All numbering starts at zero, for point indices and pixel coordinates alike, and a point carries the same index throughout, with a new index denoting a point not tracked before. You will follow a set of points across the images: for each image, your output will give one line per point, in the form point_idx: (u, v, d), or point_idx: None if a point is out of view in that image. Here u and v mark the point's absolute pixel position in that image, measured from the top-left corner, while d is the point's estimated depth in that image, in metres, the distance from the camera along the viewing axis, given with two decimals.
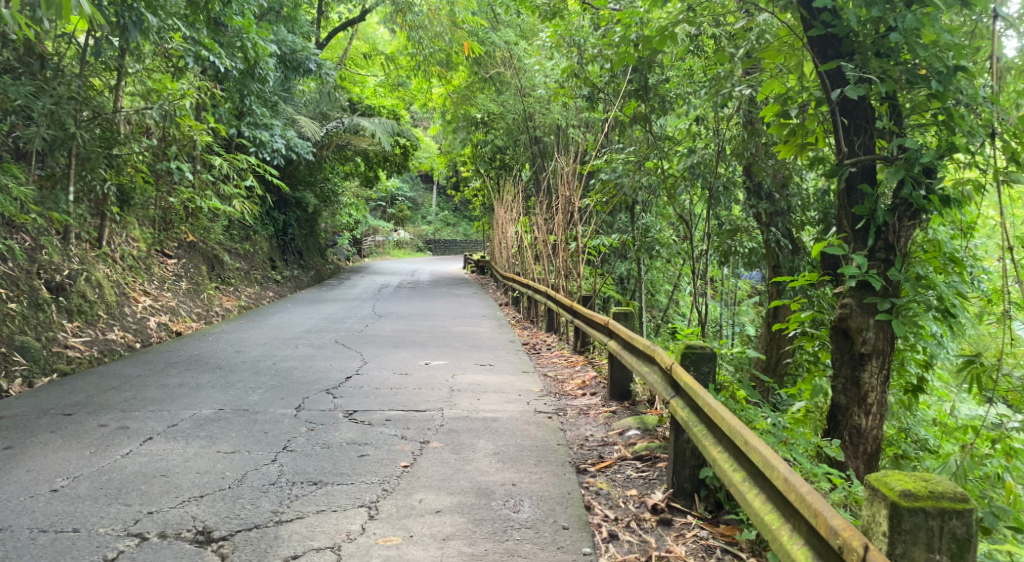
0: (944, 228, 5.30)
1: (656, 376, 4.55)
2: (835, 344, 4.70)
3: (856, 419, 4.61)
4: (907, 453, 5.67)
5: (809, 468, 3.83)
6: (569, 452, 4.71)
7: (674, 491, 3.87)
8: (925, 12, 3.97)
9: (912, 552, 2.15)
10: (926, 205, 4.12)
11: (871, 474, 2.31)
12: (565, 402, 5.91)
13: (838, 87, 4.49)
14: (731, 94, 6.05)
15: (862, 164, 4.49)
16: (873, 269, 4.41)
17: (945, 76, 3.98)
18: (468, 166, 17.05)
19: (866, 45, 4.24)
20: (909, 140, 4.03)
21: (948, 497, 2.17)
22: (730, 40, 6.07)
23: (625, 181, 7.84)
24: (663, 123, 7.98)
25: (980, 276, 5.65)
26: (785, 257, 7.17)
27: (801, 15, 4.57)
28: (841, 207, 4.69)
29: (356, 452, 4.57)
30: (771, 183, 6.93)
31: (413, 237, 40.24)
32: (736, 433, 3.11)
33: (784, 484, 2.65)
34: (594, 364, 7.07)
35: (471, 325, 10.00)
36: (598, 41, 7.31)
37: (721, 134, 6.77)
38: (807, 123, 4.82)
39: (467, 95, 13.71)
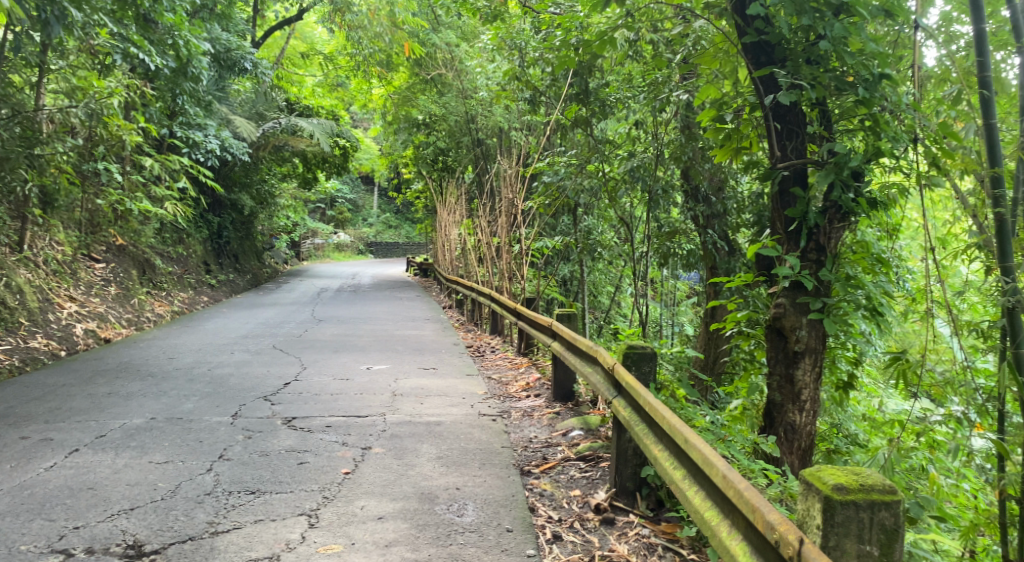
0: (871, 229, 5.50)
1: (598, 376, 4.59)
2: (770, 343, 4.81)
3: (790, 416, 4.74)
4: (838, 448, 5.86)
5: (746, 465, 3.93)
6: (512, 454, 4.71)
7: (616, 490, 3.91)
8: (851, 21, 4.14)
9: (844, 544, 2.21)
10: (855, 208, 4.26)
11: (804, 469, 2.37)
12: (509, 404, 5.91)
13: (771, 92, 4.60)
14: (669, 99, 6.19)
15: (794, 168, 4.61)
16: (806, 270, 4.55)
17: (871, 83, 4.13)
18: (411, 168, 16.95)
19: (798, 52, 4.34)
20: (839, 144, 4.18)
21: (877, 489, 2.24)
22: (667, 46, 6.19)
23: (566, 184, 7.91)
24: (604, 127, 8.07)
25: (905, 277, 5.89)
26: (722, 258, 7.29)
27: (735, 21, 4.65)
28: (774, 209, 4.83)
29: (295, 459, 4.48)
30: (708, 186, 7.09)
31: (354, 240, 39.75)
32: (676, 431, 3.16)
33: (722, 481, 2.71)
34: (538, 366, 7.10)
35: (414, 328, 9.92)
36: (539, 45, 7.36)
37: (660, 139, 6.93)
38: (741, 128, 4.93)
39: (409, 96, 13.39)
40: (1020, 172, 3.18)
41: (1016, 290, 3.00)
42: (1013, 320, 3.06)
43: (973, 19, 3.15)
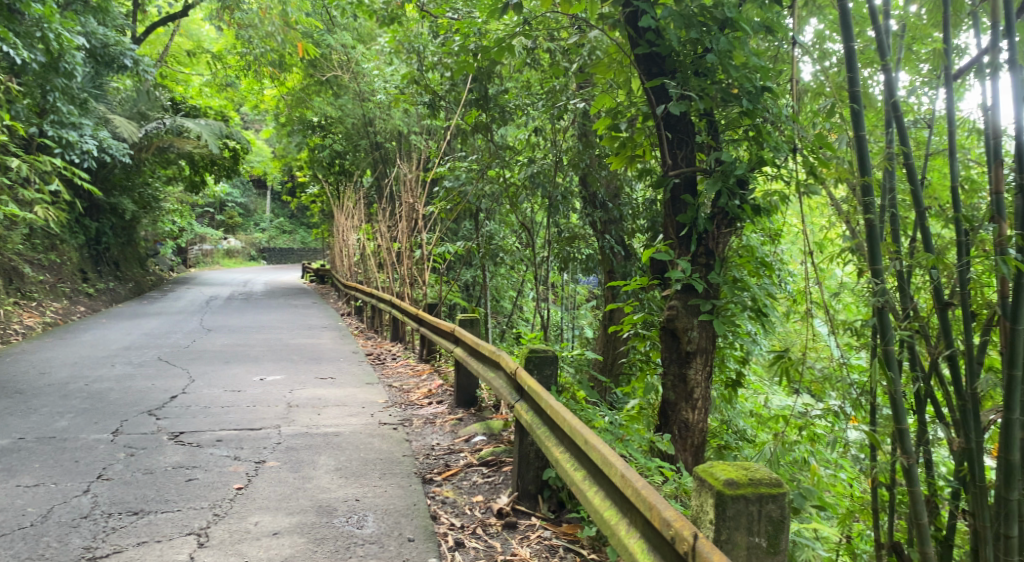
0: (756, 234, 5.77)
1: (500, 381, 4.59)
2: (665, 343, 4.95)
3: (684, 414, 4.90)
4: (728, 444, 6.11)
5: (643, 463, 4.02)
6: (414, 462, 4.65)
7: (519, 494, 3.93)
8: (736, 36, 4.37)
9: (735, 537, 2.29)
10: (740, 214, 4.48)
11: (698, 466, 2.45)
12: (410, 412, 5.84)
13: (663, 102, 4.75)
14: (567, 107, 6.33)
15: (685, 176, 4.77)
16: (697, 273, 4.74)
17: (755, 95, 4.36)
18: (306, 172, 16.58)
19: (687, 64, 4.52)
20: (725, 154, 4.37)
21: (765, 483, 2.33)
22: (563, 55, 6.29)
23: (468, 189, 7.80)
24: (503, 132, 8.12)
25: (787, 278, 6.23)
26: (619, 263, 7.40)
27: (627, 33, 4.75)
28: (667, 216, 4.96)
29: (183, 476, 4.26)
30: (604, 193, 7.22)
31: (246, 245, 38.37)
32: (576, 433, 3.20)
33: (620, 480, 2.76)
34: (440, 372, 7.06)
35: (311, 337, 9.66)
36: (438, 50, 7.36)
37: (558, 146, 7.15)
38: (636, 136, 5.10)
39: (303, 97, 13.13)
40: (886, 180, 3.41)
41: (885, 290, 3.10)
42: (882, 319, 3.14)
43: (843, 36, 3.28)
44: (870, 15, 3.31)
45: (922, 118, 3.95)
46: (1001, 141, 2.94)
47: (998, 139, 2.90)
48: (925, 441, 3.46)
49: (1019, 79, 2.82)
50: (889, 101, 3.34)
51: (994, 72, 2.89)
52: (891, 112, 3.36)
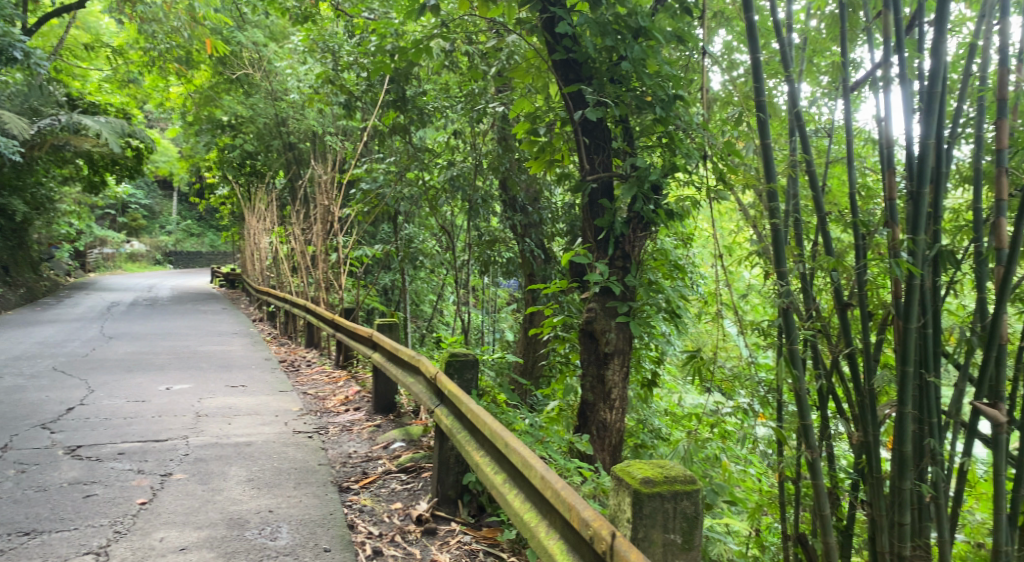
0: (670, 238, 5.89)
1: (420, 386, 4.54)
2: (584, 345, 5.02)
3: (602, 414, 4.96)
4: (645, 443, 6.25)
5: (563, 464, 4.05)
6: (330, 471, 4.54)
7: (438, 499, 3.89)
8: (649, 45, 4.49)
9: (651, 534, 2.32)
10: (655, 218, 4.59)
11: (616, 465, 2.48)
12: (327, 419, 5.70)
13: (580, 108, 4.81)
14: (486, 110, 6.33)
15: (602, 180, 4.86)
16: (614, 276, 4.82)
17: (667, 103, 4.45)
18: (215, 173, 16.02)
19: (602, 71, 4.59)
20: (640, 159, 4.47)
21: (679, 480, 2.37)
22: (482, 59, 6.26)
23: (386, 192, 7.71)
24: (422, 135, 8.05)
25: (698, 281, 6.41)
26: (539, 266, 7.48)
27: (545, 38, 4.76)
28: (585, 220, 5.02)
29: (81, 493, 4.03)
30: (524, 197, 7.35)
31: (151, 250, 36.74)
32: (497, 436, 3.19)
33: (540, 482, 2.77)
34: (358, 379, 6.92)
35: (221, 344, 9.32)
36: (354, 50, 7.24)
37: (478, 149, 7.13)
38: (554, 141, 5.12)
39: (212, 95, 12.56)
40: (790, 187, 3.55)
41: (789, 291, 3.23)
42: (787, 319, 3.24)
43: (749, 48, 3.36)
44: (773, 29, 3.42)
45: (822, 127, 4.15)
46: (894, 150, 3.10)
47: (890, 149, 3.05)
48: (827, 436, 3.62)
49: (908, 93, 2.99)
50: (792, 111, 3.46)
51: (886, 85, 3.06)
52: (795, 121, 3.48)
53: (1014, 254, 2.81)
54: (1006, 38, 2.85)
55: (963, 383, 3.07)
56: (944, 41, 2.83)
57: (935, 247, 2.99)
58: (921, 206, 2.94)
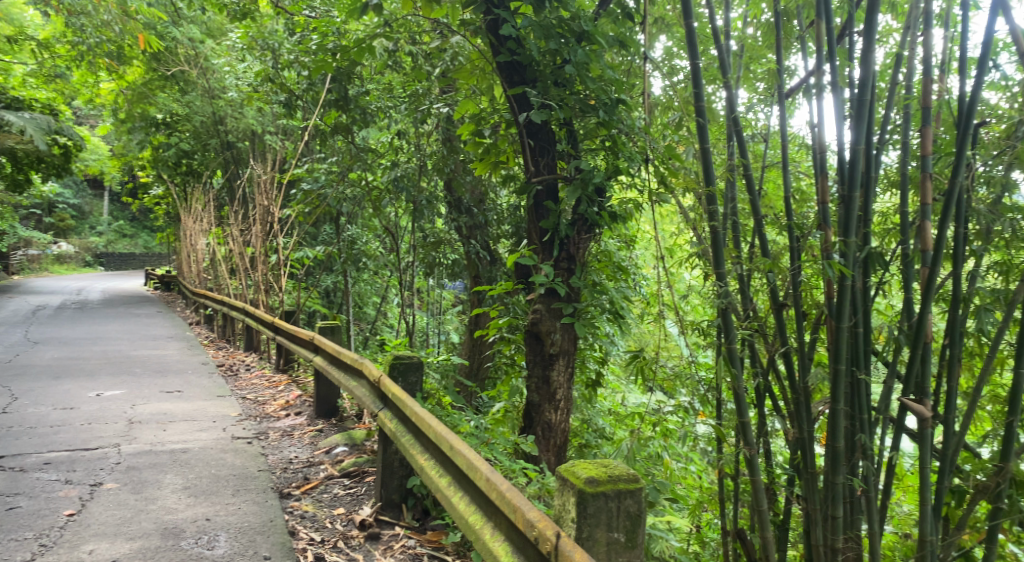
0: (614, 239, 5.95)
1: (363, 389, 4.47)
2: (529, 346, 5.03)
3: (547, 415, 4.99)
4: (589, 442, 6.33)
5: (507, 466, 4.06)
6: (270, 477, 4.44)
7: (382, 503, 3.84)
8: (592, 49, 4.52)
9: (595, 534, 2.34)
10: (599, 220, 4.65)
11: (560, 465, 2.50)
12: (267, 425, 5.57)
13: (524, 111, 4.82)
14: (430, 111, 6.29)
15: (546, 183, 4.88)
16: (559, 277, 4.85)
17: (610, 107, 4.52)
18: (149, 172, 15.55)
19: (546, 74, 4.61)
20: (584, 162, 4.50)
21: (622, 479, 2.40)
22: (426, 59, 6.21)
23: (327, 192, 7.56)
24: (365, 135, 7.94)
25: (641, 282, 6.49)
26: (484, 267, 7.42)
27: (489, 40, 4.75)
28: (530, 221, 5.04)
29: (3, 506, 3.84)
30: (469, 198, 7.32)
31: (80, 251, 35.36)
32: (442, 439, 3.17)
33: (485, 484, 2.75)
34: (299, 383, 6.79)
35: (155, 348, 9.02)
36: (294, 48, 7.09)
37: (422, 150, 7.12)
38: (499, 143, 5.11)
39: (145, 92, 12.04)
40: (728, 191, 3.63)
41: (728, 292, 3.29)
42: (725, 320, 3.30)
43: (688, 54, 3.42)
44: (712, 36, 3.49)
45: (758, 132, 4.26)
46: (826, 155, 3.20)
47: (823, 154, 3.15)
48: (764, 433, 3.72)
49: (839, 100, 3.09)
50: (730, 116, 3.53)
51: (819, 92, 3.15)
52: (733, 127, 3.56)
53: (939, 256, 2.93)
54: (930, 49, 2.97)
55: (891, 380, 3.19)
56: (872, 51, 2.93)
57: (865, 249, 3.10)
58: (852, 210, 3.03)
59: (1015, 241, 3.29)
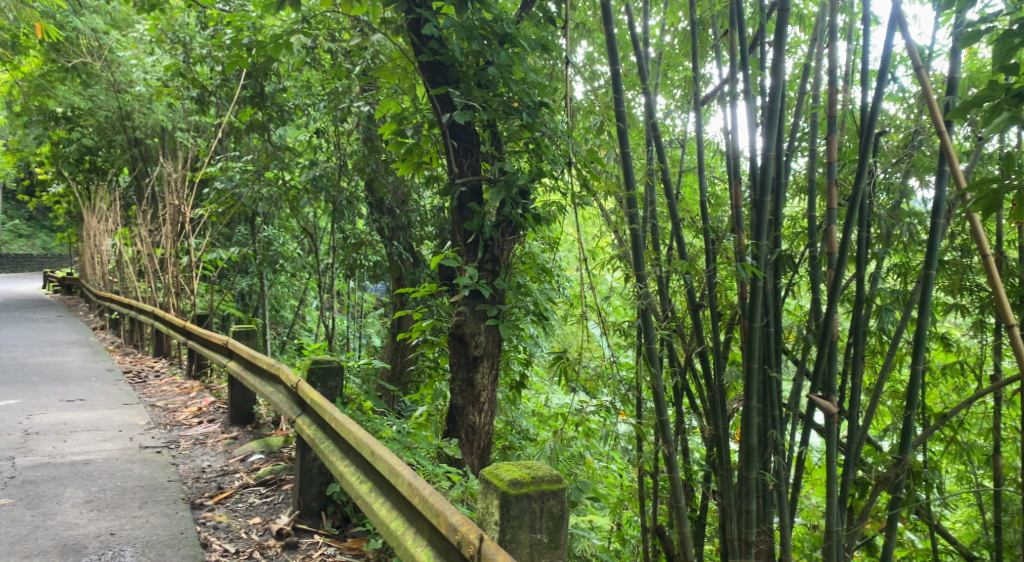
0: (538, 242, 5.98)
1: (280, 394, 4.33)
2: (452, 348, 5.01)
3: (471, 417, 4.97)
4: (513, 444, 6.34)
5: (430, 470, 4.02)
6: (181, 487, 4.25)
7: (300, 511, 3.73)
8: (515, 51, 4.55)
9: (518, 535, 2.33)
10: (522, 222, 4.69)
11: (484, 468, 2.48)
12: (178, 433, 5.34)
13: (447, 111, 4.78)
14: (350, 109, 6.26)
15: (470, 184, 4.86)
16: (483, 279, 4.84)
17: (533, 110, 4.53)
18: (48, 168, 14.69)
19: (469, 75, 4.59)
20: (508, 164, 4.52)
21: (546, 480, 2.40)
22: (345, 57, 6.09)
23: (242, 192, 7.33)
24: (282, 133, 7.74)
25: (564, 284, 6.55)
26: (407, 269, 7.31)
27: (411, 39, 4.69)
28: (454, 223, 5.02)
29: None
30: (392, 199, 7.10)
31: None
32: (362, 445, 3.11)
33: (407, 489, 2.71)
34: (213, 389, 6.53)
35: (55, 354, 8.52)
36: (206, 42, 6.83)
37: (342, 149, 7.01)
38: (422, 143, 5.06)
39: (43, 84, 11.29)
40: (647, 194, 3.71)
41: (648, 294, 3.36)
42: (645, 320, 3.37)
43: (609, 60, 3.47)
44: (631, 42, 3.55)
45: (675, 138, 4.37)
46: (739, 160, 3.31)
47: (737, 160, 3.26)
48: (682, 431, 3.81)
49: (752, 107, 3.20)
50: (649, 122, 3.60)
51: (733, 100, 3.26)
52: (651, 132, 3.62)
53: (843, 259, 3.07)
54: (834, 61, 3.12)
55: (800, 377, 3.32)
56: (782, 62, 3.04)
57: (776, 252, 3.22)
58: (763, 214, 3.15)
59: (913, 244, 3.48)
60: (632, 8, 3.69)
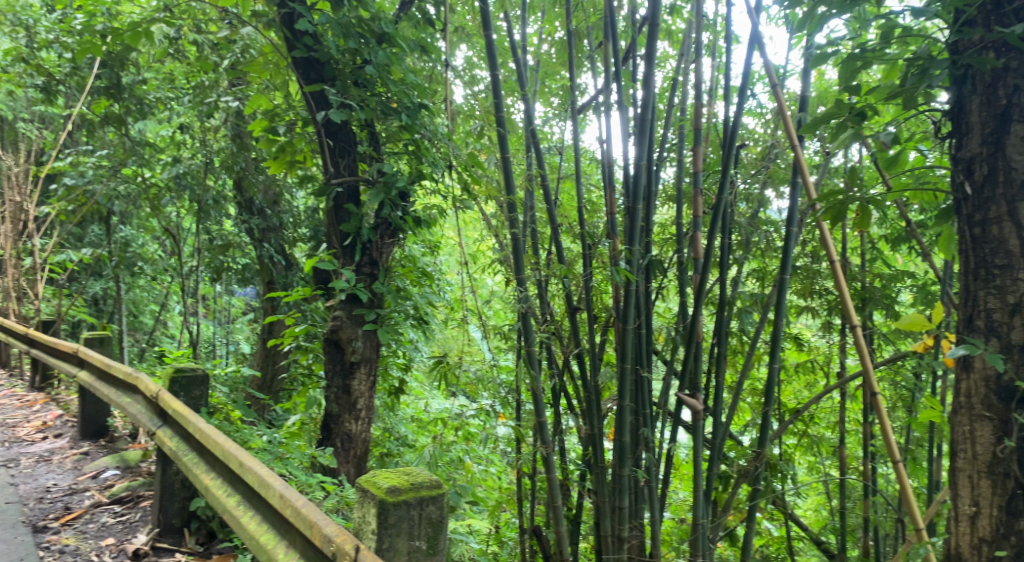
0: (418, 245, 5.92)
1: (138, 405, 4.04)
2: (328, 355, 4.85)
3: (347, 425, 4.83)
4: (390, 451, 6.20)
5: (304, 480, 3.88)
6: (22, 510, 3.87)
7: (159, 529, 3.48)
8: (393, 51, 4.50)
9: (397, 544, 2.28)
10: (402, 224, 4.70)
11: (361, 476, 2.41)
12: (18, 451, 4.86)
13: (322, 109, 4.63)
14: (217, 104, 5.95)
15: (347, 185, 4.73)
16: (361, 283, 4.74)
17: (413, 111, 4.52)
18: None
19: (345, 73, 4.48)
20: (387, 165, 4.49)
21: (425, 486, 2.36)
22: (212, 50, 5.79)
23: (96, 189, 6.77)
24: (142, 127, 7.23)
25: (445, 288, 6.50)
26: (279, 272, 7.01)
27: (283, 34, 4.52)
28: (329, 224, 4.86)
29: None
30: (262, 199, 6.81)
31: None
32: (230, 456, 2.94)
33: (279, 501, 2.59)
34: (60, 401, 5.99)
35: None
36: (53, 26, 6.27)
37: (209, 145, 6.62)
38: (295, 141, 4.84)
39: None
40: (527, 199, 3.77)
41: (528, 297, 3.40)
42: (525, 323, 3.40)
43: (488, 65, 3.48)
44: (510, 49, 3.57)
45: (553, 145, 4.46)
46: (614, 169, 3.42)
47: (611, 168, 3.37)
48: (559, 431, 3.89)
49: (625, 118, 3.31)
50: (527, 128, 3.64)
51: (607, 109, 3.36)
52: (530, 138, 3.67)
53: (709, 263, 3.23)
54: (699, 77, 3.29)
55: (669, 377, 3.46)
56: (652, 75, 3.17)
57: (647, 256, 3.34)
58: (635, 220, 3.28)
59: (770, 251, 3.73)
60: (511, 15, 3.72)
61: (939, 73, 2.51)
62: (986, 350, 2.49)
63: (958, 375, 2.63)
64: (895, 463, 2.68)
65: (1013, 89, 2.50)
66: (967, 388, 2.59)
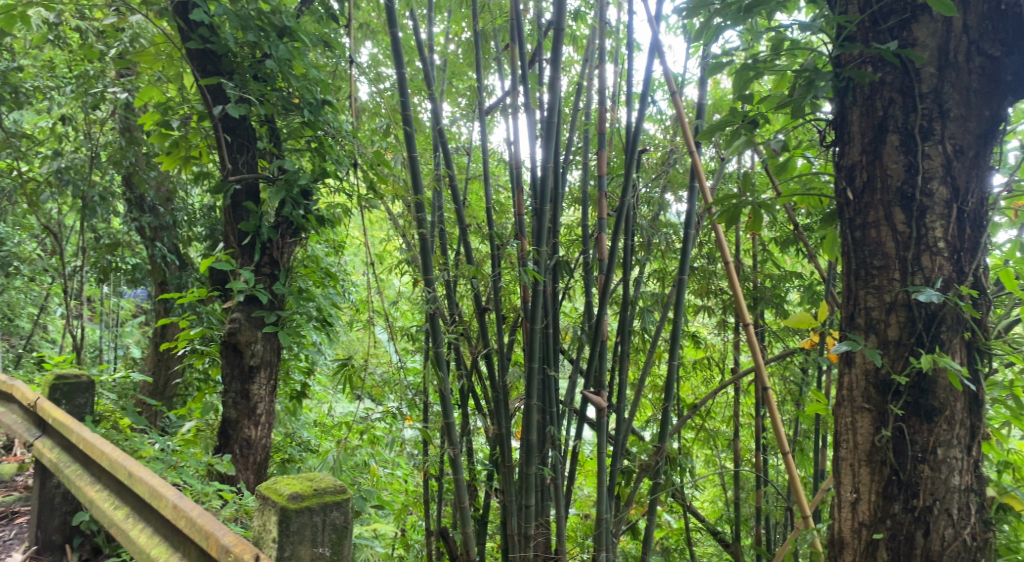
0: (320, 244, 5.78)
1: (14, 415, 3.75)
2: (225, 359, 4.66)
3: (246, 431, 4.65)
4: (292, 456, 6.02)
5: (200, 489, 3.71)
6: None
7: (38, 547, 3.24)
8: (294, 46, 4.37)
9: (299, 551, 2.22)
10: (305, 223, 4.57)
11: (261, 484, 2.33)
12: None
13: (219, 103, 4.46)
14: (103, 95, 5.61)
15: (246, 182, 4.55)
16: (261, 284, 4.58)
17: (315, 108, 4.44)
18: None
19: (244, 67, 4.33)
20: (288, 163, 4.36)
21: (328, 491, 2.30)
22: (98, 37, 5.45)
23: None
24: (17, 118, 6.73)
25: (350, 289, 6.37)
26: (172, 272, 6.70)
27: (177, 24, 4.31)
28: (225, 223, 4.66)
29: None
30: (154, 196, 6.56)
31: None
32: (118, 466, 2.78)
33: (172, 511, 2.47)
34: None
35: None
36: None
37: (94, 139, 6.21)
38: (190, 136, 4.57)
39: None
40: (434, 199, 3.75)
41: (435, 298, 3.37)
42: (433, 324, 3.38)
43: (394, 62, 3.43)
44: (417, 48, 3.54)
45: (460, 146, 4.46)
46: (521, 170, 3.45)
47: (518, 170, 3.40)
48: (466, 432, 3.89)
49: (532, 119, 3.34)
50: (435, 127, 3.61)
51: (514, 110, 3.38)
52: (438, 138, 3.64)
53: (613, 264, 3.31)
54: (603, 81, 3.36)
55: (574, 376, 3.51)
56: (557, 78, 3.22)
57: (553, 257, 3.39)
58: (542, 221, 3.32)
59: (669, 252, 3.86)
60: (417, 14, 3.69)
61: (824, 85, 2.67)
62: (866, 345, 2.67)
63: (841, 369, 2.81)
64: (785, 454, 2.82)
65: (889, 101, 2.69)
66: (848, 381, 2.77)
